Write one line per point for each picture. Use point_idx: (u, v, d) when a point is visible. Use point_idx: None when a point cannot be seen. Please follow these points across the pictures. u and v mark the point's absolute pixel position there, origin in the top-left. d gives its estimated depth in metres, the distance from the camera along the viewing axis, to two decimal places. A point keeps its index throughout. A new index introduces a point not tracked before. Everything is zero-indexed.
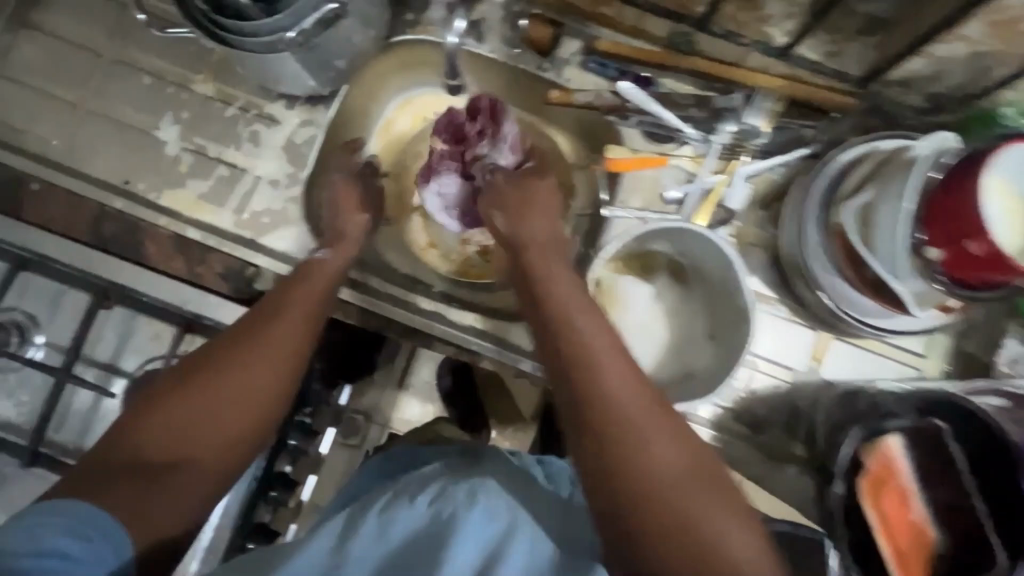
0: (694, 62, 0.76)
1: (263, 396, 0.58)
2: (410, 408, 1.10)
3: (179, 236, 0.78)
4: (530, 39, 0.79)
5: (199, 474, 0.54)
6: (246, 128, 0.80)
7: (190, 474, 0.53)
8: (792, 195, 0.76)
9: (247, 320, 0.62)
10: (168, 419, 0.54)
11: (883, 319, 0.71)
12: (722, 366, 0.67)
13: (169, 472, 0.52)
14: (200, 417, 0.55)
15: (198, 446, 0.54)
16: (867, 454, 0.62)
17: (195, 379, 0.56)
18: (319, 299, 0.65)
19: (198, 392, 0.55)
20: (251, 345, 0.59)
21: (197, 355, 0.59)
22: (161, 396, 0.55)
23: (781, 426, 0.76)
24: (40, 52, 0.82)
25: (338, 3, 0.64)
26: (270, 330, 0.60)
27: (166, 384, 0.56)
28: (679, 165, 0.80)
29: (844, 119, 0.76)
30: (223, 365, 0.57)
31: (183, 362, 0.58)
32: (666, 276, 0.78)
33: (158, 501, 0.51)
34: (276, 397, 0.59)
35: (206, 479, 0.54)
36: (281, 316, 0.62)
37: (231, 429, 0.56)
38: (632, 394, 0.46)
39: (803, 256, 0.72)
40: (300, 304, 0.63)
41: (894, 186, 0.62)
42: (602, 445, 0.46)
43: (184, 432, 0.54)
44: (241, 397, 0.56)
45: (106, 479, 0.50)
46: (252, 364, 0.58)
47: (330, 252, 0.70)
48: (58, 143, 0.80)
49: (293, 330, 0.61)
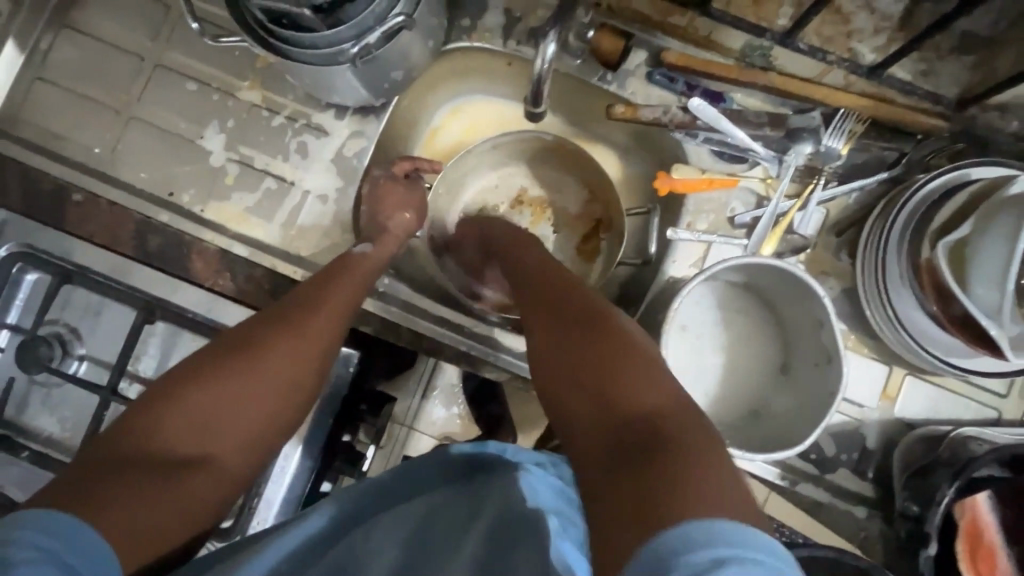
0: (771, 78, 0.70)
1: (281, 389, 0.57)
2: (437, 410, 0.90)
3: (226, 251, 0.76)
4: (597, 51, 0.72)
5: (212, 469, 0.52)
6: (294, 138, 0.77)
7: (207, 472, 0.51)
8: (871, 223, 0.71)
9: (280, 309, 0.61)
10: (190, 410, 0.52)
11: (967, 359, 0.66)
12: (803, 409, 0.66)
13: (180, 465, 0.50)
14: (224, 410, 0.54)
15: (217, 443, 0.53)
16: (958, 510, 0.61)
17: (224, 369, 0.55)
18: (349, 298, 0.65)
19: (226, 384, 0.54)
20: (286, 337, 0.59)
21: (222, 343, 0.58)
22: (186, 385, 0.53)
23: (850, 465, 0.72)
24: (80, 54, 0.79)
25: (404, 16, 0.60)
26: (300, 322, 0.60)
27: (189, 372, 0.54)
28: (749, 186, 0.75)
29: (930, 141, 0.70)
30: (252, 355, 0.57)
31: (207, 350, 0.57)
32: (735, 304, 0.74)
33: (176, 499, 0.48)
34: (300, 391, 0.59)
35: (218, 473, 0.52)
36: (313, 311, 0.61)
37: (253, 423, 0.55)
38: (579, 346, 0.52)
39: (883, 291, 0.69)
40: (331, 302, 0.63)
41: (1007, 219, 0.57)
42: (575, 401, 0.49)
43: (206, 425, 0.52)
44: (269, 392, 0.56)
45: (117, 465, 0.47)
46: (284, 357, 0.58)
47: (372, 248, 0.71)
48: (100, 151, 0.78)
49: (323, 325, 0.61)
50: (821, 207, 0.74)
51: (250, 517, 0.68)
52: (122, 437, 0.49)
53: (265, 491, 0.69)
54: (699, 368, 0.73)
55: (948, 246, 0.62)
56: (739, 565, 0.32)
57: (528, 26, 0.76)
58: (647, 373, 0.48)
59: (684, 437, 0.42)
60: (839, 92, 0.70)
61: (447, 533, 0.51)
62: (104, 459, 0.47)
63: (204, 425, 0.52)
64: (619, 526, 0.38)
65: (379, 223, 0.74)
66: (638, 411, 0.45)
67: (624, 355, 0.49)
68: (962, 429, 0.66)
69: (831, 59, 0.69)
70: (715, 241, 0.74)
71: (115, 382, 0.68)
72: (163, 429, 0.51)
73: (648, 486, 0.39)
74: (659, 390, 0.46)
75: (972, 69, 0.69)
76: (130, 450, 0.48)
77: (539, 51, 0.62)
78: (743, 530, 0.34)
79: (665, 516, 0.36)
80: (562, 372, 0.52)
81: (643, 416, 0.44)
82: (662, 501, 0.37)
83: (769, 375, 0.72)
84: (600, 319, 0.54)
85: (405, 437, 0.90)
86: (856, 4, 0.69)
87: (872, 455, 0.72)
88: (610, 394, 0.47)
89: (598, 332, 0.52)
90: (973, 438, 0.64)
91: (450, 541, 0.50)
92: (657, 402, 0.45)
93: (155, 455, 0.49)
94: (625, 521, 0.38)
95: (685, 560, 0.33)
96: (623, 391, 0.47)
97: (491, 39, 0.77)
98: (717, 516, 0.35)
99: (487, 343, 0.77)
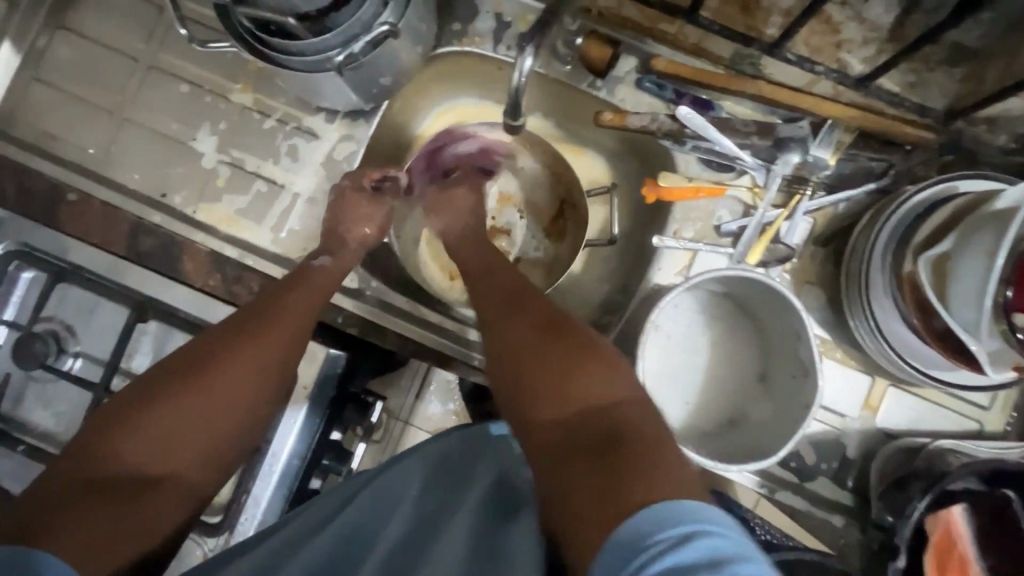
0: (760, 87, 0.70)
1: (240, 404, 0.58)
2: (432, 405, 0.93)
3: (217, 253, 0.77)
4: (586, 58, 0.73)
5: (177, 483, 0.54)
6: (285, 142, 0.78)
7: (176, 487, 0.54)
8: (858, 234, 0.71)
9: (237, 323, 0.62)
10: (150, 427, 0.54)
11: (948, 372, 0.67)
12: (780, 419, 0.67)
13: (143, 483, 0.52)
14: (185, 423, 0.55)
15: (180, 460, 0.54)
16: (930, 524, 0.62)
17: (181, 384, 0.56)
18: (309, 310, 0.65)
19: (184, 398, 0.56)
20: (243, 346, 0.60)
21: (178, 357, 0.58)
22: (145, 402, 0.55)
23: (831, 474, 0.73)
24: (75, 54, 0.80)
25: (389, 25, 0.61)
26: (256, 337, 0.61)
27: (146, 389, 0.56)
28: (737, 196, 0.76)
29: (918, 152, 0.70)
30: (208, 367, 0.58)
31: (163, 368, 0.58)
32: (719, 313, 0.75)
33: (145, 515, 0.51)
34: (260, 405, 0.60)
35: (183, 486, 0.54)
36: (272, 325, 0.62)
37: (215, 432, 0.57)
38: (538, 348, 0.54)
39: (867, 302, 0.69)
40: (289, 315, 0.64)
41: (985, 236, 0.57)
42: (538, 403, 0.52)
43: (169, 438, 0.54)
44: (230, 407, 0.57)
45: (81, 493, 0.49)
46: (241, 365, 0.59)
47: (331, 261, 0.71)
48: (94, 151, 0.79)
49: (283, 339, 0.62)
50: (808, 216, 0.74)
51: (239, 512, 0.70)
52: (84, 457, 0.51)
53: (254, 488, 0.70)
54: (681, 374, 0.74)
55: (929, 261, 0.62)
56: (702, 539, 0.36)
57: (518, 31, 0.76)
58: (605, 374, 0.51)
59: (640, 429, 0.47)
60: (828, 101, 0.69)
61: (450, 497, 0.57)
62: (67, 486, 0.49)
63: (167, 439, 0.54)
64: (591, 515, 0.42)
65: (350, 235, 0.74)
66: (596, 406, 0.49)
67: (575, 353, 0.53)
68: (939, 442, 0.67)
69: (819, 69, 0.69)
70: (701, 249, 0.75)
71: (107, 379, 0.69)
72: (125, 446, 0.52)
73: (614, 475, 0.43)
74: (614, 385, 0.51)
75: (961, 81, 0.69)
76: (93, 475, 0.50)
77: (517, 65, 0.63)
78: (705, 508, 0.38)
79: (630, 503, 0.40)
80: (521, 372, 0.54)
81: (600, 410, 0.49)
82: (618, 490, 0.41)
83: (747, 384, 0.73)
84: (560, 324, 0.56)
85: (401, 431, 0.94)
86: (845, 14, 0.68)
87: (852, 464, 0.72)
88: (570, 393, 0.51)
89: (558, 332, 0.55)
90: (951, 451, 0.65)
91: (451, 503, 0.56)
92: (613, 402, 0.49)
93: (117, 476, 0.51)
94: (591, 509, 0.42)
95: (652, 540, 0.37)
96: (576, 392, 0.51)
97: (481, 44, 0.77)
98: (678, 500, 0.39)
99: (468, 347, 0.79)
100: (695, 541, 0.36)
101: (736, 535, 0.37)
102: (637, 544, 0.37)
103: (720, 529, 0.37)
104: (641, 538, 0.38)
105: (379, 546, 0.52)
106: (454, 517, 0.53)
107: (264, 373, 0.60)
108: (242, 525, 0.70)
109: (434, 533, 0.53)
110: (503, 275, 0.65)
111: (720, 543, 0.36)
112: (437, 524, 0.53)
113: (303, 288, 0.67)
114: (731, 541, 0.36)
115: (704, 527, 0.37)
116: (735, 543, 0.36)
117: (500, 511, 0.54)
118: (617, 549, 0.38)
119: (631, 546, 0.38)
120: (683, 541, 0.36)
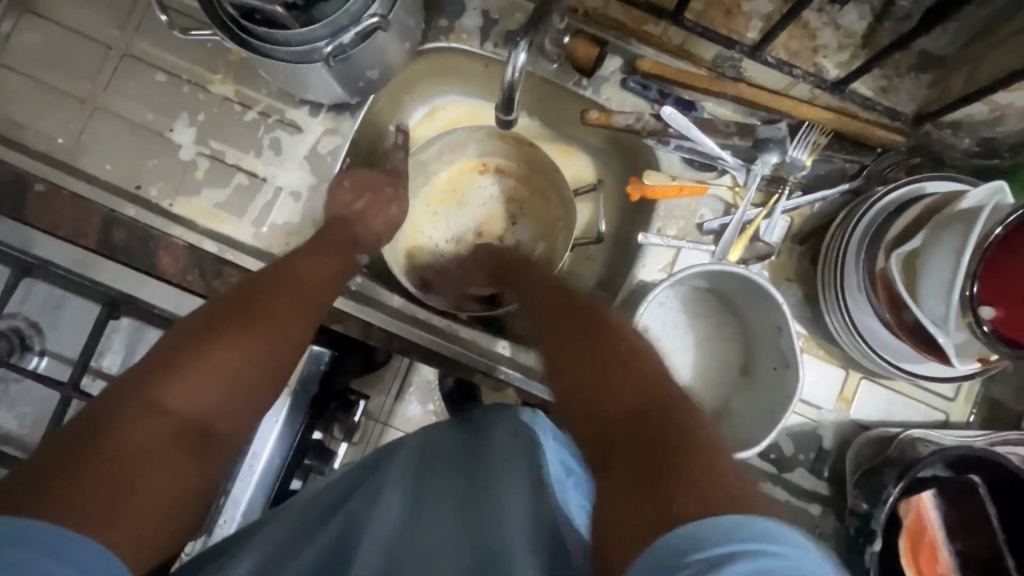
0: (740, 89, 0.72)
1: (262, 369, 0.55)
2: (411, 406, 0.94)
3: (194, 247, 0.74)
4: (573, 56, 0.73)
5: (205, 451, 0.49)
6: (267, 134, 0.76)
7: (203, 456, 0.48)
8: (834, 231, 0.74)
9: (248, 294, 0.59)
10: (193, 386, 0.49)
11: (915, 364, 0.70)
12: (762, 410, 0.69)
13: (168, 450, 0.46)
14: (234, 380, 0.52)
15: (205, 427, 0.49)
16: (903, 508, 0.66)
17: (219, 345, 0.53)
18: (319, 286, 0.65)
19: (222, 360, 0.52)
20: (269, 321, 0.58)
21: (212, 321, 0.55)
22: (172, 366, 0.50)
23: (808, 465, 0.75)
24: (42, 40, 0.76)
25: (379, 16, 0.60)
26: (269, 307, 0.59)
27: (188, 346, 0.52)
28: (718, 194, 0.77)
29: (888, 155, 0.74)
30: (255, 329, 0.56)
31: (177, 335, 0.53)
32: (701, 309, 0.77)
33: (174, 483, 0.45)
34: (275, 371, 0.56)
35: (213, 455, 0.49)
36: (280, 296, 0.61)
37: (259, 397, 0.55)
38: (573, 345, 0.56)
39: (842, 299, 0.71)
40: (296, 288, 0.62)
41: (951, 236, 0.59)
42: (574, 396, 0.51)
43: (191, 403, 0.49)
44: (251, 370, 0.54)
45: (101, 462, 0.42)
46: (273, 340, 0.57)
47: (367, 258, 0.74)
48: (63, 141, 0.76)
49: (293, 309, 0.61)
50: (786, 215, 0.77)
51: (218, 515, 0.67)
52: (106, 421, 0.45)
53: (233, 488, 0.67)
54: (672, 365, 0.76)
55: (900, 257, 0.64)
56: (743, 560, 0.32)
57: (506, 28, 0.77)
58: (634, 371, 0.50)
59: (682, 430, 0.43)
60: (804, 104, 0.72)
61: (442, 482, 0.53)
62: (83, 453, 0.42)
63: (190, 408, 0.49)
64: (626, 530, 0.38)
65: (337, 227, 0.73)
66: (635, 407, 0.46)
67: (605, 350, 0.53)
68: (911, 430, 0.70)
69: (796, 73, 0.71)
70: (684, 247, 0.77)
71: (76, 379, 0.66)
72: (147, 413, 0.46)
73: (637, 491, 0.39)
74: (657, 385, 0.48)
75: (929, 87, 0.71)
76: (113, 440, 0.43)
77: (511, 59, 0.64)
78: (758, 522, 0.34)
79: (681, 511, 0.36)
80: (561, 373, 0.54)
81: (638, 410, 0.46)
82: (671, 489, 0.38)
83: (729, 376, 0.75)
84: (585, 324, 0.58)
85: (379, 433, 0.94)
86: (823, 20, 0.70)
87: (827, 455, 0.75)
88: (605, 400, 0.48)
89: (593, 337, 0.55)
90: (921, 439, 0.68)
91: (444, 491, 0.52)
92: (647, 398, 0.47)
93: (140, 440, 0.45)
94: (635, 514, 0.38)
95: (691, 558, 0.33)
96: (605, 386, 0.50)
97: (468, 40, 0.77)
98: (718, 512, 0.35)
99: (454, 343, 0.78)
100: (739, 563, 0.32)
101: (791, 546, 0.32)
102: (676, 560, 0.33)
103: (767, 547, 0.32)
104: (679, 552, 0.33)
105: (358, 546, 0.49)
106: (438, 512, 0.50)
107: (280, 341, 0.57)
108: (221, 527, 0.67)
109: (418, 530, 0.49)
110: (534, 287, 0.70)
111: (766, 558, 0.32)
112: (420, 517, 0.50)
113: (339, 271, 0.69)
114: (781, 553, 0.32)
115: (747, 544, 0.32)
116: (788, 558, 0.32)
117: (493, 487, 0.49)
118: (651, 563, 0.34)
119: (669, 562, 0.33)
120: (711, 564, 0.32)
